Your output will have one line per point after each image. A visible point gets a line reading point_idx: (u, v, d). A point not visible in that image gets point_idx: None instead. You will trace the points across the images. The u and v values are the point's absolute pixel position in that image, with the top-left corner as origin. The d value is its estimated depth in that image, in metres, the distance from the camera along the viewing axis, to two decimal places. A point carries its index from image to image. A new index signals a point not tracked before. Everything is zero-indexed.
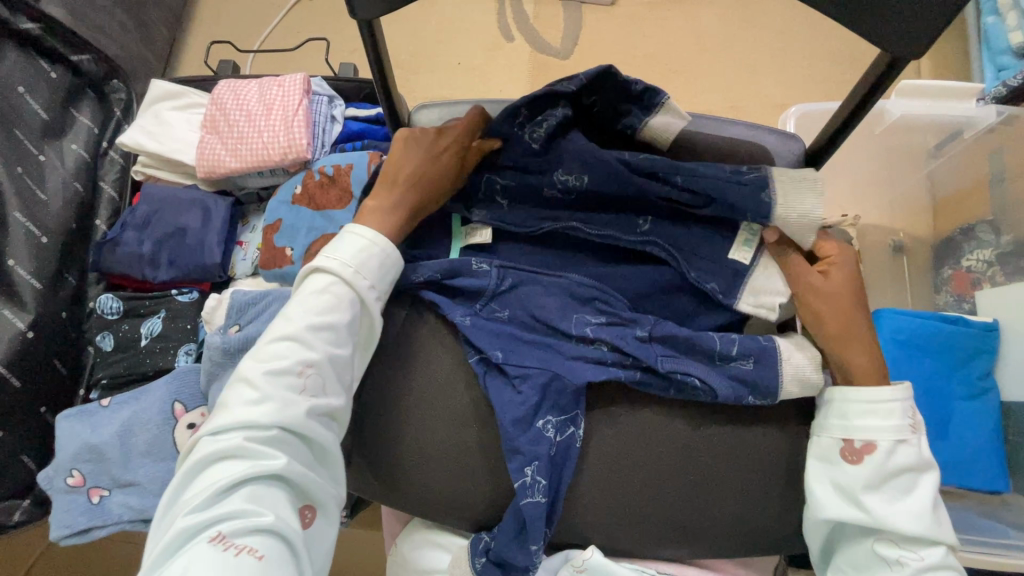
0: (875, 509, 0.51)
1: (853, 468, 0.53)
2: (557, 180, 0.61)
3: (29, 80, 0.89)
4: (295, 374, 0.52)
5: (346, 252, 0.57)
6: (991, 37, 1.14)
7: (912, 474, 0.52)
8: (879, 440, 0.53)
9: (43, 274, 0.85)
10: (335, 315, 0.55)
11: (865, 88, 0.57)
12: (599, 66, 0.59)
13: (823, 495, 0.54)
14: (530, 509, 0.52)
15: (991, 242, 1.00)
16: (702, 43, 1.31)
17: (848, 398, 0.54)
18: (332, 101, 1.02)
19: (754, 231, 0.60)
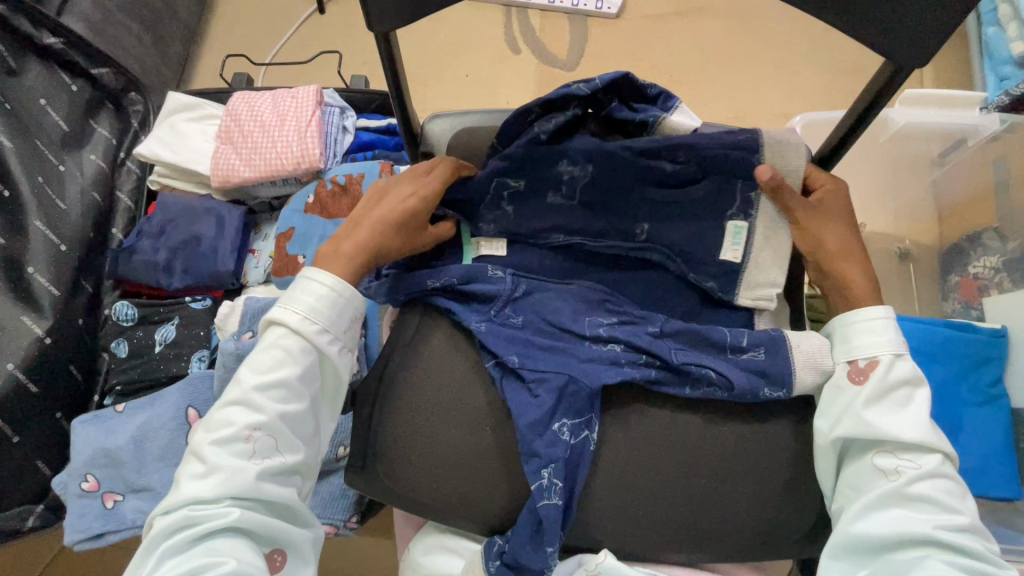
0: (878, 421, 0.53)
1: (857, 386, 0.55)
2: (562, 173, 0.62)
3: (50, 92, 0.91)
4: (242, 439, 0.54)
5: (297, 302, 0.58)
6: (993, 47, 1.16)
7: (908, 387, 0.55)
8: (877, 355, 0.56)
9: (61, 281, 0.87)
10: (282, 371, 0.56)
11: (870, 94, 0.58)
12: (617, 72, 0.61)
13: (829, 416, 0.55)
14: (546, 511, 0.53)
15: (997, 249, 1.01)
16: (706, 55, 1.33)
17: (847, 326, 0.58)
18: (344, 112, 1.04)
19: (739, 220, 0.61)
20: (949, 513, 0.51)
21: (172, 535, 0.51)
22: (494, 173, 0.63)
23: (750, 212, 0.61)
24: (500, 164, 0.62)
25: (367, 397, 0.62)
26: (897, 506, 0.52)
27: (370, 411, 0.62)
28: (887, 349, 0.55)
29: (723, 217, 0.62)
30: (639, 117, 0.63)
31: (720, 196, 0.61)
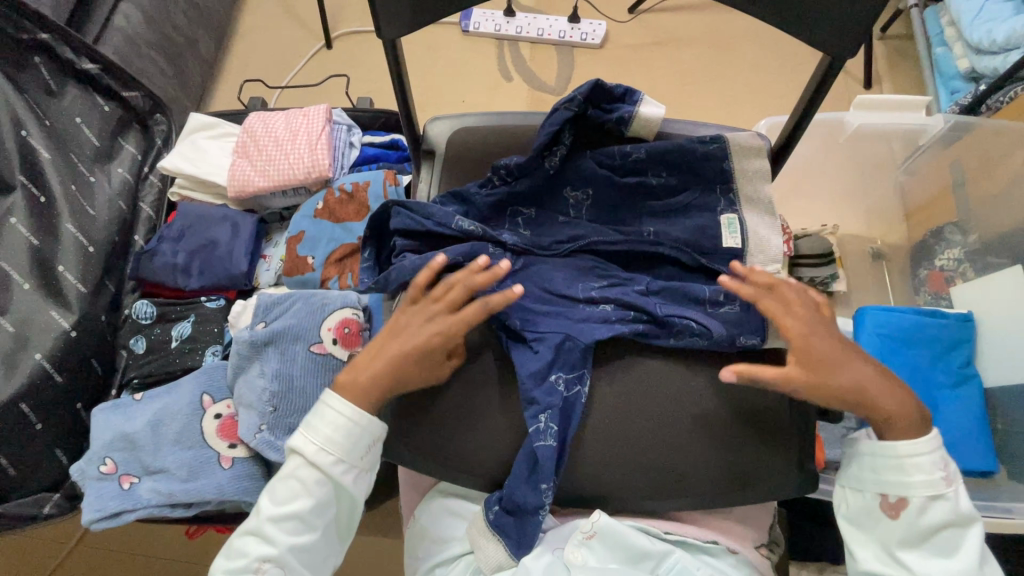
0: (914, 564, 0.57)
1: (892, 523, 0.59)
2: (569, 197, 0.72)
3: (86, 111, 1.00)
4: (252, 571, 0.61)
5: (315, 433, 0.62)
6: (942, 65, 1.27)
7: (950, 530, 0.57)
8: (912, 497, 0.58)
9: (88, 280, 0.93)
10: (297, 504, 0.62)
11: (810, 90, 0.67)
12: (588, 82, 0.68)
13: (865, 552, 0.60)
14: (542, 450, 0.59)
15: (960, 241, 1.08)
16: (683, 78, 1.44)
17: (880, 463, 0.59)
18: (351, 129, 1.14)
19: (729, 214, 0.70)
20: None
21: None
22: (508, 201, 0.72)
23: (737, 207, 0.70)
24: (514, 194, 0.71)
25: None
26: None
27: None
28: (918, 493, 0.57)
29: (700, 196, 0.71)
30: (614, 115, 0.70)
31: (708, 197, 0.70)
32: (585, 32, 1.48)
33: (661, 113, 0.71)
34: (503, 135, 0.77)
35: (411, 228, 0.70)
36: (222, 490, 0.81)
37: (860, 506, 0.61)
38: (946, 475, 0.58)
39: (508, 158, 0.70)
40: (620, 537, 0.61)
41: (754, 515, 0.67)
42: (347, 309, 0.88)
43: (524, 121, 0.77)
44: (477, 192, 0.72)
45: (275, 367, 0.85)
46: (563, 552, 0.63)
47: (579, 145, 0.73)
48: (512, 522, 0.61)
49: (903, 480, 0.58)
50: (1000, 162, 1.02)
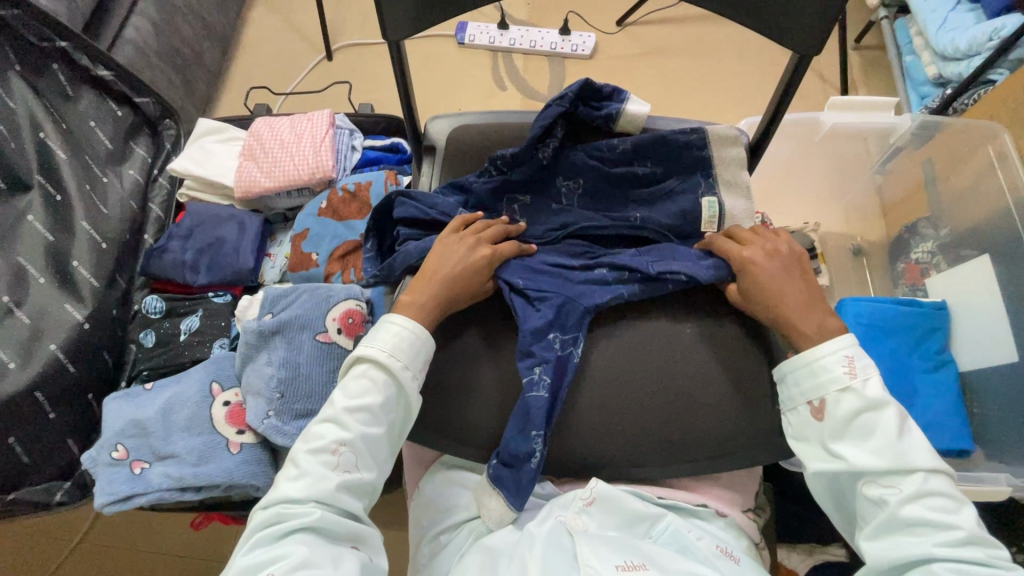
0: (846, 455, 0.59)
1: (819, 424, 0.61)
2: (562, 184, 0.77)
3: (99, 116, 1.04)
4: (330, 451, 0.61)
5: (382, 339, 0.64)
6: (912, 72, 1.34)
7: (871, 416, 0.59)
8: (828, 394, 0.61)
9: (100, 276, 0.97)
10: (369, 397, 0.63)
11: (782, 86, 0.72)
12: (580, 80, 0.74)
13: (807, 457, 0.62)
14: (534, 400, 0.64)
15: (932, 236, 1.14)
16: (669, 87, 1.51)
17: (797, 370, 0.63)
18: (353, 133, 1.18)
19: (710, 197, 0.75)
20: (945, 528, 0.54)
21: (264, 525, 0.57)
22: (507, 189, 0.77)
23: (717, 190, 0.76)
24: (512, 181, 0.76)
25: None
26: (898, 531, 0.56)
27: None
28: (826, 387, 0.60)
29: (684, 186, 0.76)
30: (603, 113, 0.76)
31: (688, 182, 0.76)
32: (575, 44, 1.54)
33: (647, 111, 0.76)
34: (500, 131, 0.82)
35: (417, 216, 0.75)
36: (230, 474, 0.84)
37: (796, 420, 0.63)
38: (855, 368, 0.61)
39: (506, 148, 0.75)
40: (618, 501, 0.65)
41: (739, 484, 0.72)
42: (352, 301, 0.91)
43: (518, 121, 0.83)
44: (477, 181, 0.77)
45: (282, 355, 0.88)
46: (564, 519, 0.65)
47: (570, 141, 0.79)
48: (509, 473, 0.64)
49: (817, 382, 0.61)
50: (967, 159, 1.08)
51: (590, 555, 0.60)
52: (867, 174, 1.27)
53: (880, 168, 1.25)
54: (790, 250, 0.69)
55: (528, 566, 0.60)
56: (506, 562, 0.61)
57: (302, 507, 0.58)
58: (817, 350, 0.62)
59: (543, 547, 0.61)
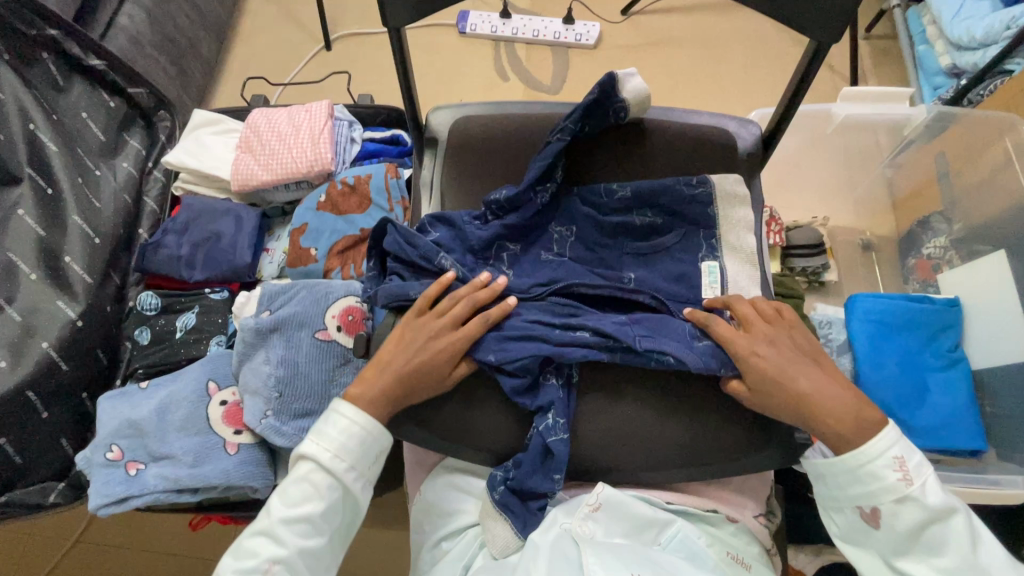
0: (912, 570, 0.59)
1: (876, 533, 0.60)
2: (554, 233, 0.75)
3: (91, 107, 1.02)
4: (262, 571, 0.60)
5: (329, 439, 0.63)
6: (925, 62, 1.31)
7: (936, 529, 0.58)
8: (881, 505, 0.59)
9: (94, 272, 0.94)
10: (310, 504, 0.62)
11: (801, 72, 0.70)
12: (574, 116, 0.71)
13: (868, 566, 0.62)
14: (557, 444, 0.63)
15: (944, 230, 1.11)
16: (675, 77, 1.48)
17: (841, 477, 0.61)
18: (352, 125, 1.15)
19: (710, 261, 0.72)
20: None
21: None
22: (496, 238, 0.73)
23: (718, 254, 0.73)
24: (504, 228, 0.73)
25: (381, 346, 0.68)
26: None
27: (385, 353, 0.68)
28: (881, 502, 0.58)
29: (697, 180, 0.72)
30: (611, 111, 0.73)
31: (690, 240, 0.73)
32: (579, 33, 1.51)
33: (648, 94, 0.73)
34: (504, 124, 0.79)
35: (399, 253, 0.72)
36: (228, 475, 0.82)
37: (849, 524, 0.63)
38: (908, 472, 0.59)
39: (499, 192, 0.72)
40: (624, 507, 0.64)
41: (750, 487, 0.70)
42: (351, 297, 0.89)
43: (524, 112, 0.80)
44: (468, 223, 0.74)
45: (280, 353, 0.86)
46: (570, 526, 0.63)
47: (569, 172, 0.76)
48: (518, 501, 0.64)
49: (867, 491, 0.60)
50: (983, 152, 1.06)
51: (596, 566, 0.58)
52: (877, 168, 1.24)
53: (890, 161, 1.22)
54: (783, 329, 0.65)
55: None
56: None
57: None
58: (864, 454, 0.59)
59: (548, 558, 0.60)
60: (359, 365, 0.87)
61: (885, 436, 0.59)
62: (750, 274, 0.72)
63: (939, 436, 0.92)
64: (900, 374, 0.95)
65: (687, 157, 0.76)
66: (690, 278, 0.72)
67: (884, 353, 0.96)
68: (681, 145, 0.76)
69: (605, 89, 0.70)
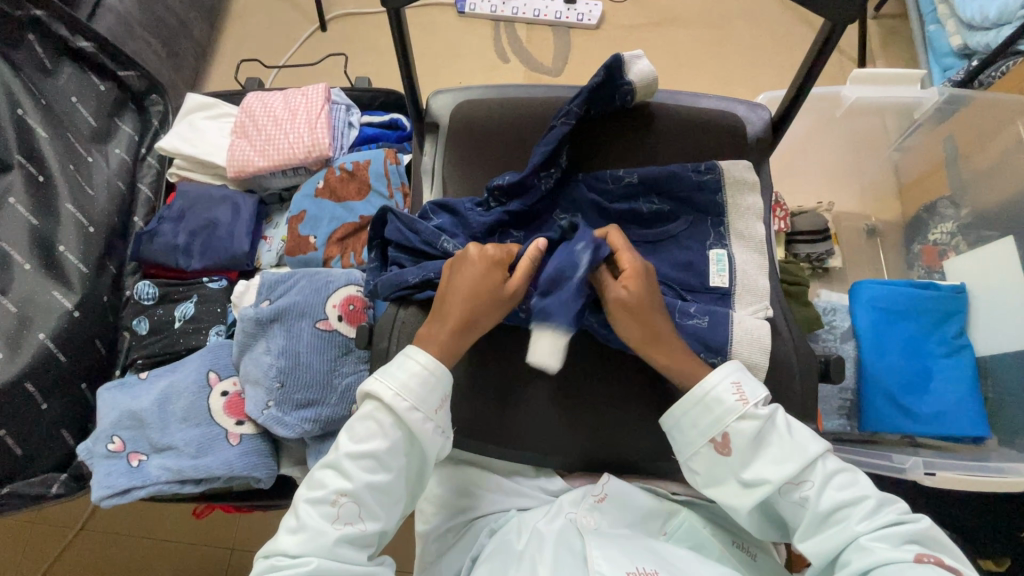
0: (763, 476, 0.58)
1: (728, 458, 0.60)
2: (559, 220, 0.73)
3: (81, 91, 0.99)
4: (331, 502, 0.59)
5: (393, 377, 0.60)
6: (935, 42, 1.27)
7: (766, 426, 0.59)
8: (726, 426, 0.60)
9: (89, 261, 0.93)
10: (375, 442, 0.60)
11: (815, 52, 0.68)
12: (583, 95, 0.69)
13: (734, 498, 0.59)
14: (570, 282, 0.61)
15: (952, 216, 1.09)
16: (679, 58, 1.44)
17: (690, 414, 0.61)
18: (350, 109, 1.12)
19: (719, 249, 0.71)
20: (857, 501, 0.56)
21: None
22: (498, 223, 0.71)
23: (726, 241, 0.71)
24: (507, 214, 0.71)
25: (383, 340, 0.67)
26: (824, 525, 0.57)
27: (389, 344, 0.67)
28: (725, 416, 0.59)
29: (703, 170, 0.71)
30: (618, 96, 0.71)
31: (698, 228, 0.72)
32: (581, 13, 1.47)
33: (656, 79, 0.71)
34: (507, 107, 0.77)
35: (402, 241, 0.70)
36: (231, 466, 0.81)
37: (706, 462, 0.61)
38: (741, 390, 0.60)
39: (505, 175, 0.70)
40: (628, 498, 0.65)
41: None
42: (352, 287, 0.88)
43: (527, 96, 0.78)
44: (471, 210, 0.72)
45: (281, 343, 0.85)
46: (576, 518, 0.64)
47: (575, 156, 0.74)
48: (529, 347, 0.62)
49: (713, 416, 0.60)
50: (993, 136, 1.04)
51: (601, 559, 0.58)
52: (883, 151, 1.21)
53: (897, 145, 1.19)
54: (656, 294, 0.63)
55: (538, 569, 0.58)
56: (516, 568, 0.59)
57: (295, 562, 0.56)
58: (701, 385, 0.61)
59: (552, 549, 0.60)
60: (361, 354, 0.86)
61: (719, 367, 0.62)
62: (757, 262, 0.71)
63: (940, 422, 0.93)
64: (903, 361, 0.95)
65: (694, 142, 0.74)
66: (697, 266, 0.70)
67: (887, 340, 0.96)
68: (688, 130, 0.74)
69: (612, 71, 0.69)
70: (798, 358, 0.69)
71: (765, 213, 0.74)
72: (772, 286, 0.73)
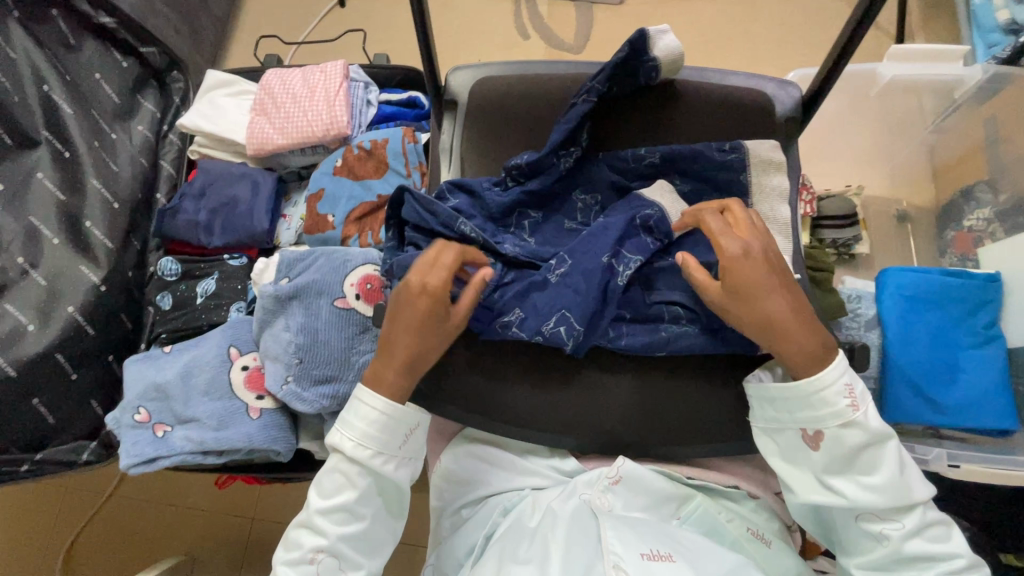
0: (843, 490, 0.59)
1: (814, 456, 0.60)
2: (578, 201, 0.72)
3: (105, 68, 1.00)
4: (308, 561, 0.62)
5: (353, 427, 0.63)
6: (980, 17, 1.20)
7: (872, 448, 0.59)
8: (826, 429, 0.59)
9: (114, 236, 0.94)
10: (344, 495, 0.63)
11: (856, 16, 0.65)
12: (605, 72, 0.67)
13: (805, 498, 0.61)
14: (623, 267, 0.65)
15: (989, 201, 1.03)
16: (706, 34, 1.39)
17: (791, 403, 0.60)
18: (368, 87, 1.10)
19: None
20: (941, 557, 0.58)
21: None
22: (516, 204, 0.70)
23: None
24: (525, 194, 0.70)
25: None
26: (897, 563, 0.59)
27: None
28: (828, 422, 0.58)
29: (726, 151, 0.69)
30: (641, 75, 0.69)
31: None
32: None
33: (682, 55, 0.68)
34: (527, 84, 0.75)
35: (419, 221, 0.70)
36: (251, 439, 0.83)
37: (786, 451, 0.62)
38: (855, 397, 0.59)
39: (527, 153, 0.69)
40: (643, 480, 0.65)
41: (757, 457, 0.72)
42: (368, 265, 0.89)
43: (547, 72, 0.76)
44: (489, 189, 0.71)
45: (299, 320, 0.85)
46: (590, 498, 0.64)
47: (596, 135, 0.72)
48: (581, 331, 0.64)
49: (814, 416, 0.59)
50: None
51: (614, 540, 0.58)
52: (918, 133, 1.16)
53: (934, 126, 1.14)
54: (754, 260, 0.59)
55: (550, 547, 0.59)
56: (528, 546, 0.60)
57: None
58: (818, 376, 0.58)
59: (565, 527, 0.61)
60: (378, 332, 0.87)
61: (838, 363, 0.59)
62: (781, 246, 0.69)
63: (967, 415, 0.90)
64: (927, 352, 0.92)
65: (719, 122, 0.72)
66: None
67: (913, 331, 0.93)
68: (714, 109, 0.72)
69: (635, 46, 0.66)
70: None
71: (791, 196, 0.71)
72: (797, 271, 0.71)
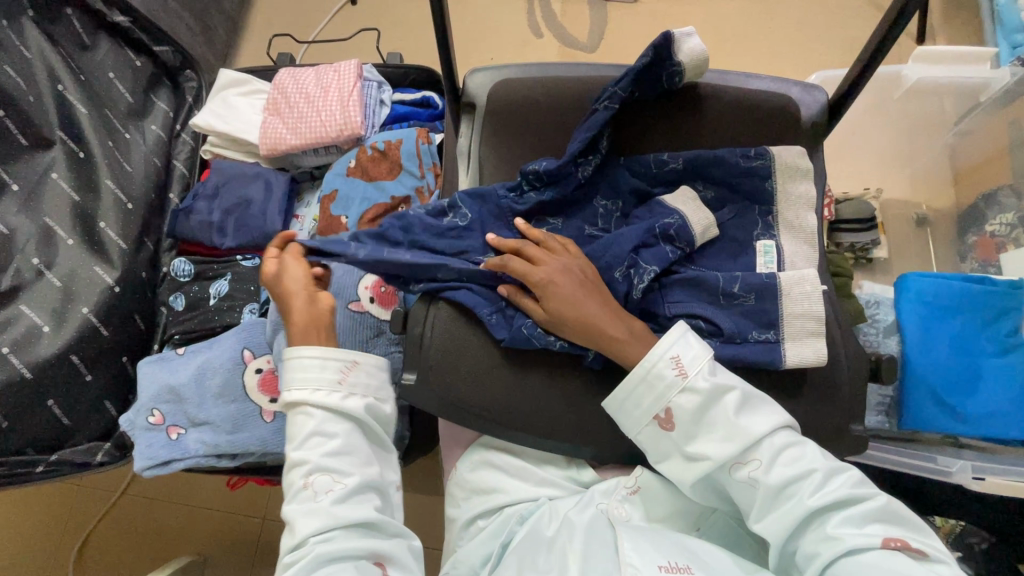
0: (705, 452, 0.58)
1: (671, 433, 0.60)
2: (599, 207, 0.71)
3: (118, 68, 0.99)
4: (304, 489, 0.60)
5: (292, 368, 0.64)
6: (1005, 17, 1.17)
7: (713, 405, 0.58)
8: (669, 402, 0.59)
9: (128, 237, 0.94)
10: (307, 424, 0.62)
11: (893, 14, 0.63)
12: (628, 76, 0.65)
13: (677, 471, 0.60)
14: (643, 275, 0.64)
15: (1013, 207, 1.00)
16: (721, 34, 1.37)
17: (635, 390, 0.60)
18: (382, 86, 1.09)
19: (766, 240, 0.68)
20: (808, 478, 0.55)
21: None
22: (535, 210, 0.70)
23: (775, 231, 0.68)
24: (543, 201, 0.69)
25: (418, 325, 0.67)
26: (775, 502, 0.56)
27: (422, 330, 0.67)
28: (663, 394, 0.59)
29: (751, 159, 0.67)
30: (664, 79, 0.68)
31: (745, 218, 0.69)
32: None
33: (707, 59, 0.67)
34: (548, 86, 0.74)
35: (431, 229, 0.68)
36: (265, 442, 0.83)
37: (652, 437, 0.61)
38: (683, 366, 0.59)
39: (546, 159, 0.68)
40: (663, 490, 0.64)
41: None
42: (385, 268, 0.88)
43: (569, 75, 0.75)
44: (507, 195, 0.70)
45: None
46: (608, 508, 0.64)
47: (617, 141, 0.71)
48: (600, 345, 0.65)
49: (655, 397, 0.59)
50: None
51: (632, 552, 0.57)
52: (939, 136, 1.13)
53: (955, 129, 1.12)
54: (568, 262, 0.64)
55: (569, 559, 0.59)
56: (546, 557, 0.60)
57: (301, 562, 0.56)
58: (644, 361, 0.60)
59: (583, 537, 0.60)
60: (392, 337, 0.86)
61: (666, 339, 0.60)
62: (807, 255, 0.68)
63: (988, 427, 0.87)
64: (949, 361, 0.89)
65: (744, 128, 0.70)
66: (742, 257, 0.68)
67: (936, 338, 0.90)
68: (739, 114, 0.70)
69: (659, 50, 0.65)
70: (846, 360, 0.67)
71: (817, 206, 0.70)
72: (821, 280, 0.70)
